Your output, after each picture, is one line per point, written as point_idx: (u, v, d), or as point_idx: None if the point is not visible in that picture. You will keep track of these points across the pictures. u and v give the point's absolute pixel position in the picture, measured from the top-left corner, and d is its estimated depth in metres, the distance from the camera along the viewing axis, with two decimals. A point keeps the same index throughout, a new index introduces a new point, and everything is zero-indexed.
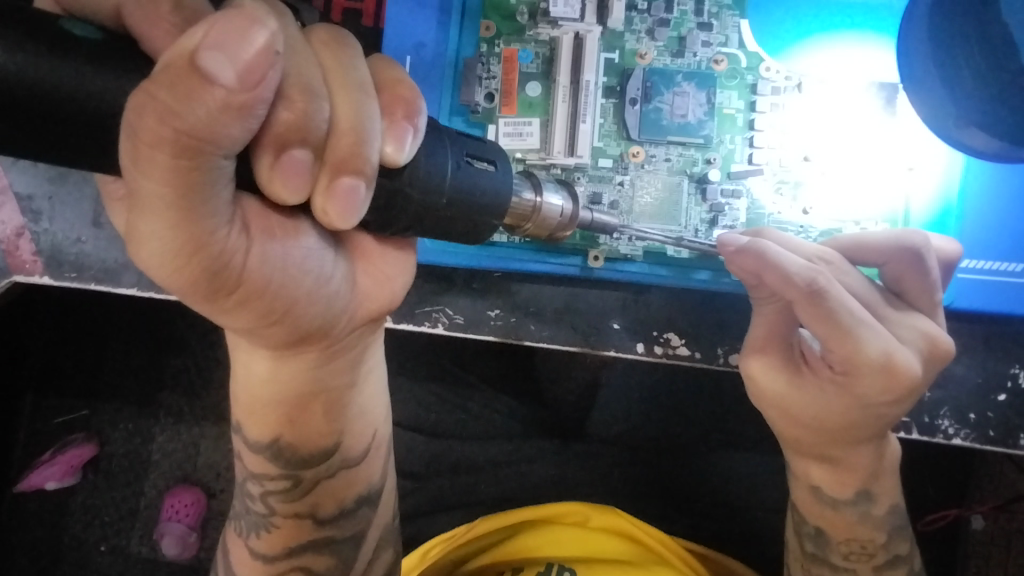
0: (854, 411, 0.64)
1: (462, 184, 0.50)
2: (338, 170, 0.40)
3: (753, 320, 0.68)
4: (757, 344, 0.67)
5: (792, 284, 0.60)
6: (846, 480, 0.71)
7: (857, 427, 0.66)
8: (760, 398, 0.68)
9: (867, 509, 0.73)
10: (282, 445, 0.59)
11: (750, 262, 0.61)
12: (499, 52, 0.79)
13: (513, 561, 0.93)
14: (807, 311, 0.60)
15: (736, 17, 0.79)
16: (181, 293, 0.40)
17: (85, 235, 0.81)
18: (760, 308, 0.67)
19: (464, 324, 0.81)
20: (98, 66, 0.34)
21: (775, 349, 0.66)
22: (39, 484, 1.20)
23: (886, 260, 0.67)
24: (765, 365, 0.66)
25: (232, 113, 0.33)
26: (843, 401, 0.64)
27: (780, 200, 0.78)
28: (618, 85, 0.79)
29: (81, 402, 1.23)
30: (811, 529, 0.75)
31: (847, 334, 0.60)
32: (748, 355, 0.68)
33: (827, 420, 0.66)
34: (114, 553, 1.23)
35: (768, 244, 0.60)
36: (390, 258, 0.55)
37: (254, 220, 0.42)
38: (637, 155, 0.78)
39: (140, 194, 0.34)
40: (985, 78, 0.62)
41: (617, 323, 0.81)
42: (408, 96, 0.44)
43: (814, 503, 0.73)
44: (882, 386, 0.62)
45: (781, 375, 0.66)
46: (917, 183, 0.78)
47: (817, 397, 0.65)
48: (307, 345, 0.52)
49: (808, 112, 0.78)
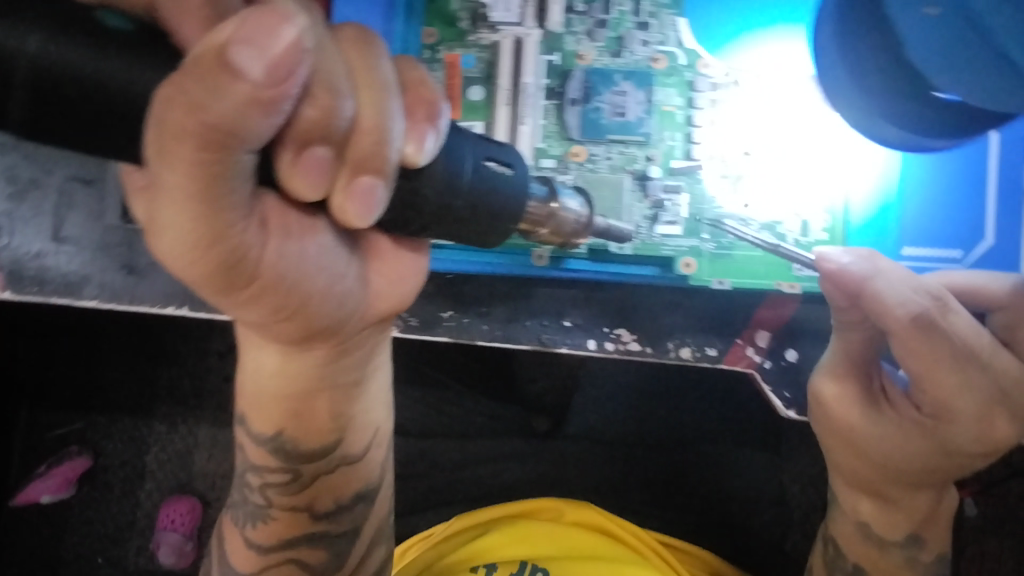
0: (936, 454, 0.65)
1: (480, 187, 0.50)
2: (359, 169, 0.41)
3: (833, 343, 0.68)
4: (838, 369, 0.68)
5: (896, 315, 0.59)
6: (899, 523, 0.72)
7: (930, 471, 0.67)
8: (825, 418, 0.70)
9: (915, 554, 0.74)
10: (284, 439, 0.59)
11: (853, 283, 0.61)
12: (441, 58, 0.82)
13: (484, 560, 0.92)
14: (909, 342, 0.59)
15: (674, 16, 0.81)
16: (195, 285, 0.40)
17: (46, 249, 0.79)
18: (840, 334, 0.67)
19: (419, 326, 0.80)
20: (123, 54, 0.33)
21: (854, 377, 0.67)
22: (35, 497, 1.20)
23: (1000, 306, 0.64)
24: (842, 392, 0.68)
25: (258, 107, 0.33)
26: (922, 442, 0.65)
27: (721, 194, 0.80)
28: (559, 87, 0.81)
29: (76, 414, 1.23)
30: (850, 565, 0.76)
31: (946, 378, 0.60)
32: (824, 377, 0.69)
33: (897, 456, 0.67)
34: (111, 564, 1.23)
35: (886, 271, 0.60)
36: (406, 261, 0.55)
37: (273, 217, 0.41)
38: (579, 155, 0.80)
39: (163, 185, 0.34)
40: (887, 72, 0.61)
41: (569, 318, 0.80)
42: (430, 97, 0.44)
43: (857, 539, 0.75)
44: (973, 437, 0.62)
45: (857, 405, 0.67)
46: (854, 176, 0.79)
47: (892, 433, 0.66)
48: (315, 342, 0.52)
49: (744, 112, 0.80)
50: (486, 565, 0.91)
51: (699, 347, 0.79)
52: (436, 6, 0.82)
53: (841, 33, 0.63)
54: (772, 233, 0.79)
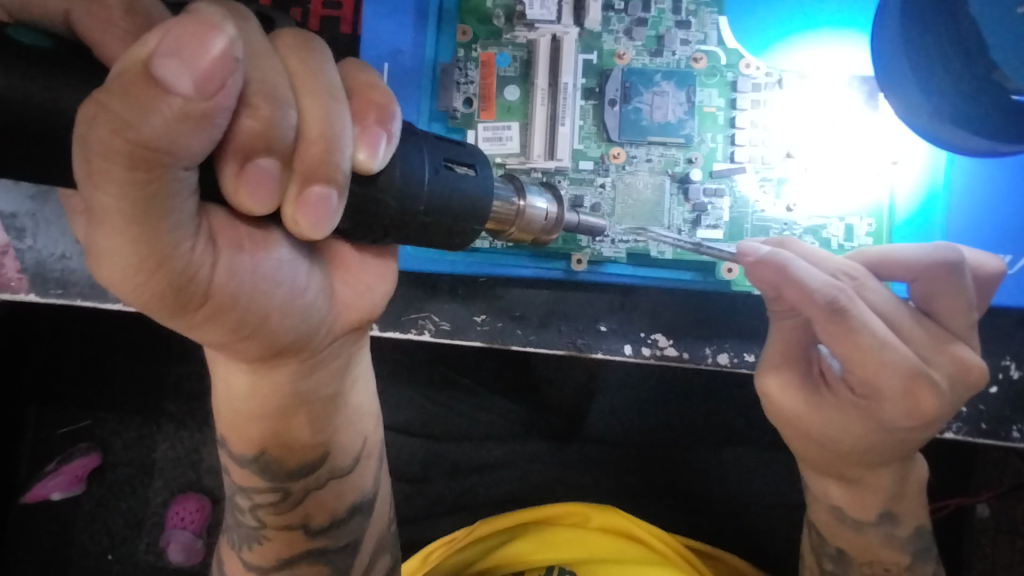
0: (874, 434, 0.64)
1: (441, 190, 0.48)
2: (308, 179, 0.39)
3: (771, 334, 0.68)
4: (775, 360, 0.67)
5: (812, 301, 0.58)
6: (870, 503, 0.70)
7: (877, 450, 0.65)
8: (775, 413, 0.68)
9: (892, 531, 0.72)
10: (268, 458, 0.58)
11: (770, 274, 0.60)
12: (476, 57, 0.77)
13: (513, 565, 0.91)
14: (828, 328, 0.59)
15: (715, 14, 0.76)
16: (146, 309, 0.38)
17: (71, 252, 0.77)
18: (777, 322, 0.67)
19: (451, 330, 0.77)
20: (61, 79, 0.33)
21: (794, 366, 0.66)
22: (45, 494, 1.18)
23: (916, 276, 0.64)
24: (782, 382, 0.66)
25: (190, 123, 0.32)
26: (864, 423, 0.63)
27: (765, 197, 0.75)
28: (597, 87, 0.76)
29: (85, 413, 1.20)
30: (833, 550, 0.74)
31: (869, 356, 0.59)
32: (766, 370, 0.67)
33: (844, 441, 0.65)
34: (123, 562, 1.20)
35: (790, 258, 0.59)
36: (370, 267, 0.55)
37: (221, 233, 0.40)
38: (618, 157, 0.76)
39: (96, 209, 0.33)
40: (962, 75, 0.56)
41: (604, 323, 0.76)
42: (381, 101, 0.43)
43: (836, 523, 0.73)
44: (905, 412, 0.61)
45: (798, 392, 0.65)
46: (901, 175, 0.75)
47: (837, 418, 0.64)
48: (285, 358, 0.51)
49: (792, 108, 0.75)
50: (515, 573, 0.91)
51: (739, 352, 0.75)
52: (470, 3, 0.77)
53: (909, 29, 0.59)
54: (817, 235, 0.75)
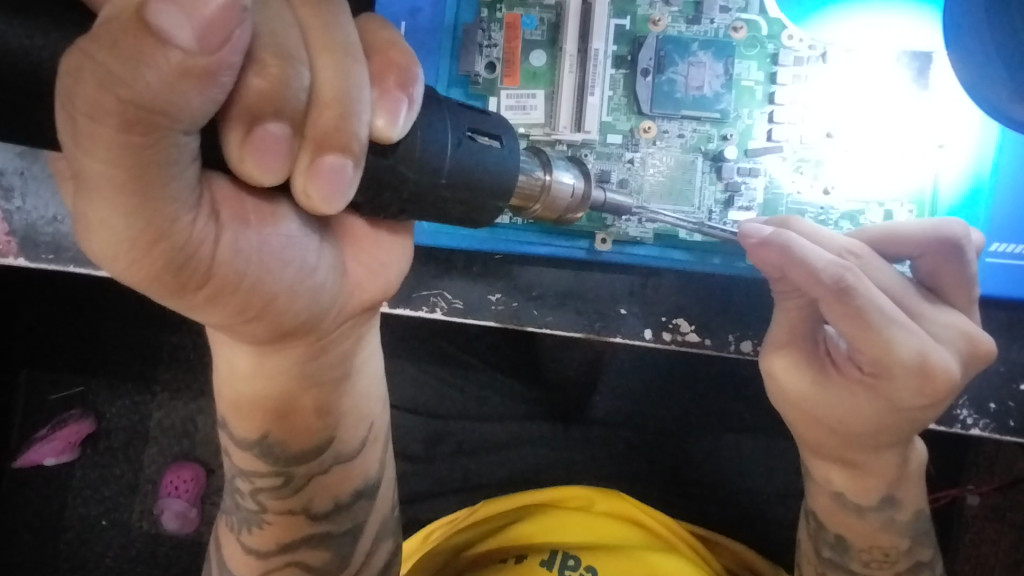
0: (884, 415, 0.61)
1: (463, 163, 0.45)
2: (321, 147, 0.35)
3: (776, 316, 0.65)
4: (781, 340, 0.64)
5: (818, 280, 0.56)
6: (871, 486, 0.68)
7: (885, 432, 0.63)
8: (780, 397, 0.65)
9: (893, 515, 0.70)
10: (271, 442, 0.55)
11: (774, 256, 0.58)
12: (500, 18, 0.72)
13: (516, 548, 0.89)
14: (833, 307, 0.57)
15: None
16: (142, 289, 0.35)
17: (63, 214, 0.72)
18: (781, 304, 0.65)
19: (463, 309, 0.74)
20: (52, 27, 0.29)
21: (799, 345, 0.63)
22: (38, 459, 1.16)
23: (921, 252, 0.63)
24: (787, 361, 0.63)
25: (191, 81, 0.28)
26: (873, 403, 0.61)
27: (800, 179, 0.71)
28: (629, 55, 0.72)
29: (78, 377, 1.17)
30: (831, 537, 0.72)
31: (876, 334, 0.57)
32: (771, 351, 0.65)
33: (853, 425, 0.62)
34: (116, 528, 1.18)
35: (794, 237, 0.57)
36: (384, 244, 0.51)
37: (224, 205, 0.37)
38: (649, 131, 0.71)
39: (84, 174, 0.30)
40: None
41: (625, 307, 0.73)
42: (401, 62, 0.39)
43: (836, 510, 0.70)
44: (915, 389, 0.59)
45: (805, 374, 0.63)
46: (947, 161, 0.71)
47: (843, 400, 0.61)
48: (292, 340, 0.48)
49: (833, 85, 0.71)
50: (515, 556, 0.87)
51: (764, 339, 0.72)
52: None
53: None
54: (854, 221, 0.71)
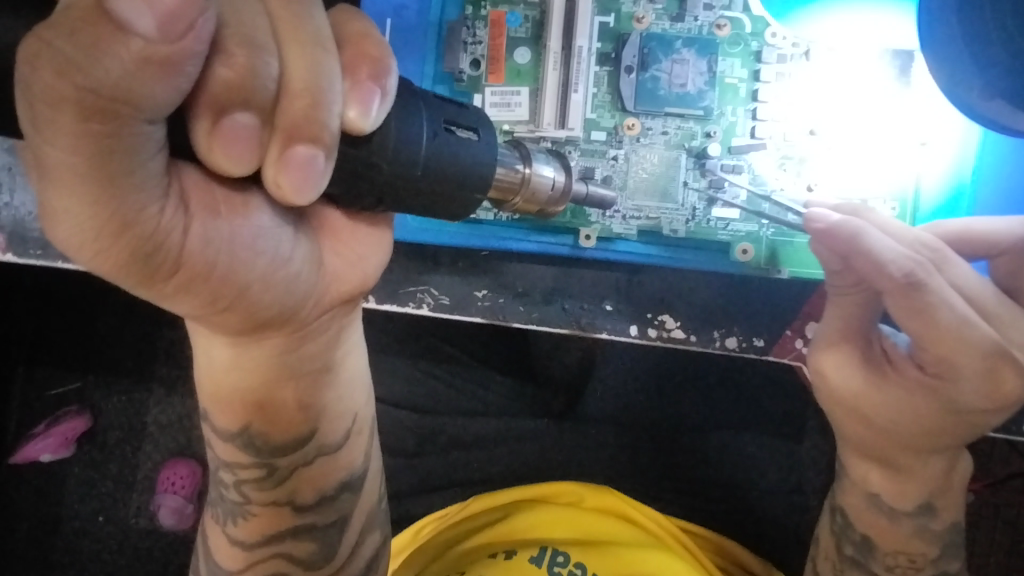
0: (943, 415, 0.62)
1: (438, 155, 0.45)
2: (292, 137, 0.35)
3: (833, 308, 0.66)
4: (834, 336, 0.66)
5: (887, 273, 0.57)
6: (911, 491, 0.68)
7: (940, 432, 0.63)
8: (834, 390, 0.66)
9: (926, 522, 0.70)
10: (251, 433, 0.56)
11: (844, 245, 0.58)
12: (485, 15, 0.72)
13: (504, 544, 0.90)
14: (898, 302, 0.58)
15: None
16: (111, 277, 0.35)
17: None
18: (839, 297, 0.65)
19: (451, 305, 0.74)
20: (21, 17, 0.30)
21: (853, 342, 0.65)
22: (34, 456, 1.16)
23: (1000, 251, 0.64)
24: (840, 357, 0.65)
25: (153, 70, 0.28)
26: (931, 402, 0.61)
27: (783, 176, 0.72)
28: (614, 52, 0.72)
29: (71, 374, 1.18)
30: (858, 536, 0.71)
31: (943, 332, 0.57)
32: (822, 348, 0.66)
33: (908, 422, 0.63)
34: (112, 524, 1.18)
35: (868, 228, 0.57)
36: (362, 236, 0.52)
37: (193, 195, 0.37)
38: (632, 128, 0.72)
39: (46, 163, 0.30)
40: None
41: (610, 303, 0.74)
42: (374, 54, 0.39)
43: (869, 511, 0.70)
44: (979, 393, 0.59)
45: (859, 369, 0.64)
46: (929, 159, 0.71)
47: (899, 395, 0.62)
48: (270, 330, 0.49)
49: (814, 83, 0.71)
50: (504, 551, 0.89)
51: (749, 336, 0.73)
52: None
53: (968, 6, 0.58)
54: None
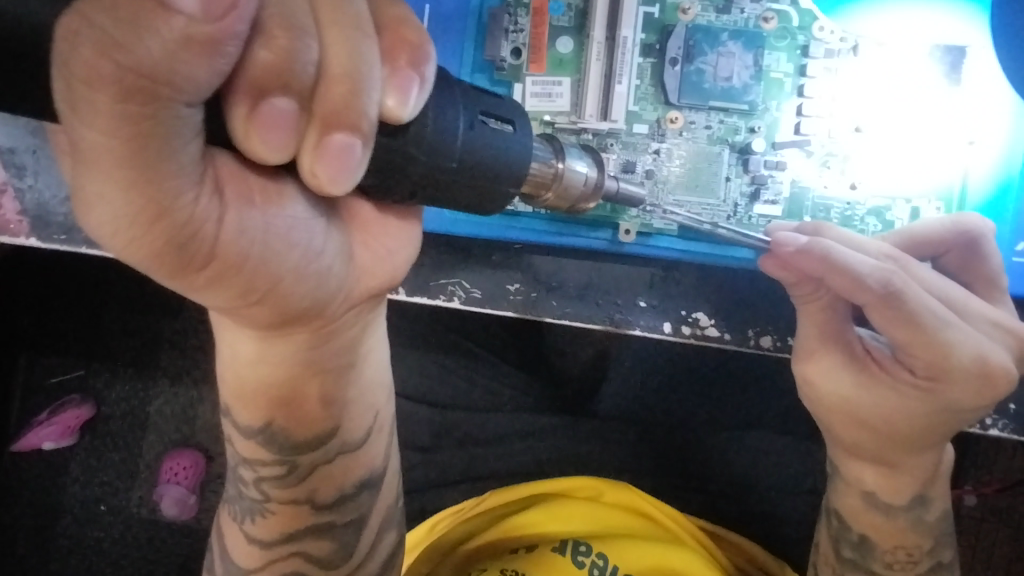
0: (934, 419, 0.60)
1: (475, 147, 0.43)
2: (329, 125, 0.33)
3: (800, 320, 0.63)
4: (811, 346, 0.62)
5: (866, 287, 0.55)
6: (903, 486, 0.65)
7: (933, 433, 0.61)
8: (817, 402, 0.63)
9: (921, 515, 0.67)
10: (275, 430, 0.54)
11: (812, 264, 0.56)
12: (526, 2, 0.69)
13: (524, 538, 0.88)
14: (881, 313, 0.56)
15: None
16: (143, 269, 0.34)
17: None
18: (802, 308, 0.62)
19: (482, 299, 0.72)
20: None
21: (833, 349, 0.62)
22: (37, 443, 1.16)
23: (947, 249, 0.64)
24: (824, 367, 0.62)
25: (194, 50, 0.26)
26: (923, 408, 0.59)
27: (827, 174, 0.69)
28: (658, 43, 0.69)
29: (78, 361, 1.17)
30: (854, 536, 0.69)
31: (928, 338, 0.56)
32: (803, 358, 0.63)
33: (899, 428, 0.61)
34: (113, 513, 1.18)
35: (832, 246, 0.56)
36: (392, 229, 0.49)
37: (228, 183, 0.35)
38: (675, 122, 0.69)
39: (82, 147, 0.28)
40: None
41: (643, 300, 0.71)
42: (413, 39, 0.37)
43: (863, 509, 0.68)
44: (969, 392, 0.57)
45: (846, 375, 0.61)
46: (977, 159, 0.68)
47: (890, 403, 0.60)
48: (297, 326, 0.47)
49: (863, 79, 0.68)
50: (525, 546, 0.88)
51: (784, 335, 0.71)
52: None
53: None
54: (880, 216, 0.69)
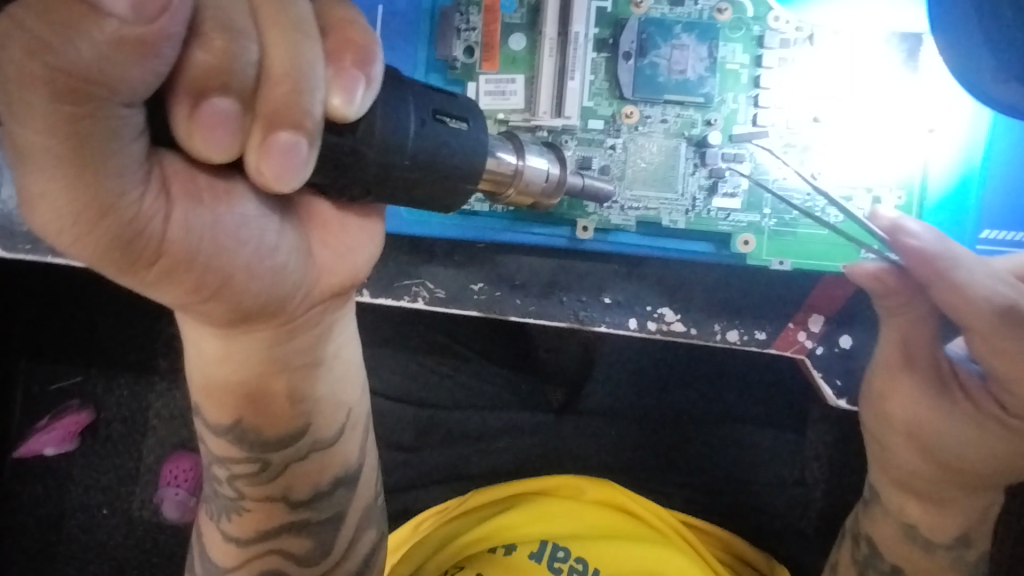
0: (1012, 456, 0.61)
1: (428, 145, 0.44)
2: (273, 124, 0.33)
3: (884, 334, 0.65)
4: (895, 361, 0.64)
5: (982, 307, 0.55)
6: (947, 524, 0.66)
7: (1004, 471, 0.62)
8: (888, 419, 0.65)
9: (963, 554, 0.67)
10: (244, 428, 0.55)
11: (930, 271, 0.56)
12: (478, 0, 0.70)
13: (504, 540, 0.89)
14: (993, 338, 0.56)
15: None
16: (93, 264, 0.34)
17: None
18: (889, 321, 0.64)
19: (447, 299, 0.72)
20: None
21: (920, 368, 0.63)
22: (38, 449, 1.16)
23: None
24: (906, 387, 0.63)
25: (127, 51, 0.27)
26: (1004, 442, 0.60)
27: (787, 165, 0.70)
28: (611, 37, 0.70)
29: (78, 364, 1.17)
30: (887, 566, 0.68)
31: None
32: (888, 374, 0.64)
33: (973, 461, 0.62)
34: (117, 517, 1.18)
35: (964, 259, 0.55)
36: (352, 228, 0.50)
37: (175, 180, 0.36)
38: (631, 116, 0.70)
39: (24, 146, 0.29)
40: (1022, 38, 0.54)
41: (609, 296, 0.72)
42: (358, 41, 0.37)
43: (901, 541, 0.68)
44: None
45: (926, 400, 0.62)
46: (937, 146, 0.70)
47: (971, 433, 0.61)
48: (258, 322, 0.47)
49: (817, 71, 0.70)
50: (504, 546, 0.88)
51: (748, 328, 0.72)
52: None
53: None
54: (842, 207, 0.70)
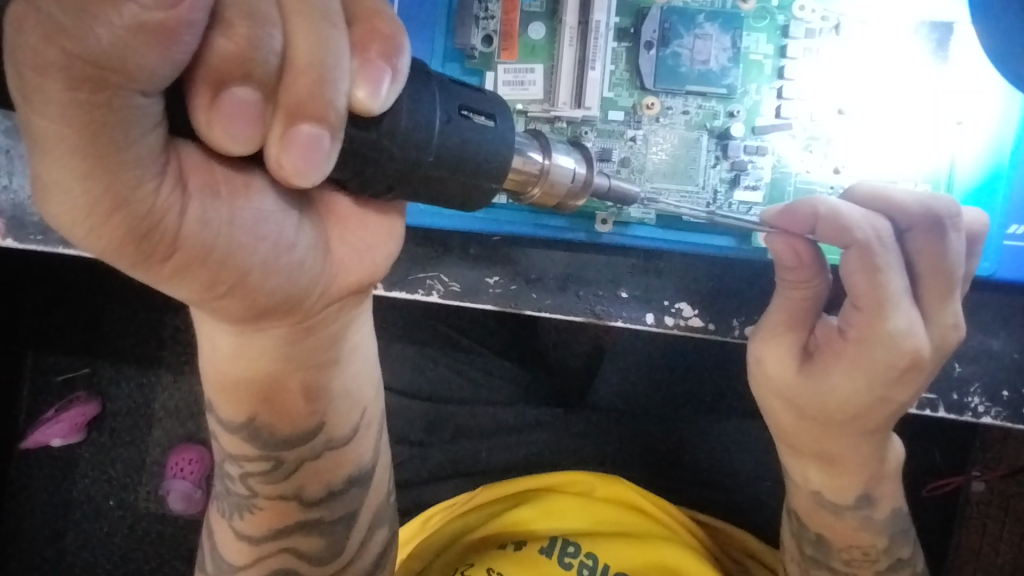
0: (869, 395, 0.60)
1: (452, 141, 0.42)
2: (295, 116, 0.32)
3: (773, 302, 0.62)
4: (777, 327, 0.62)
5: (852, 237, 0.55)
6: (847, 484, 0.66)
7: (865, 413, 0.61)
8: (762, 382, 0.64)
9: (870, 514, 0.68)
10: (258, 425, 0.54)
11: (802, 218, 0.57)
12: None
13: (513, 534, 0.87)
14: (857, 272, 0.56)
15: None
16: (105, 257, 0.33)
17: None
18: (784, 291, 0.61)
19: (461, 292, 0.71)
20: None
21: (789, 334, 0.61)
22: (45, 441, 1.15)
23: (911, 225, 0.57)
24: (778, 349, 0.62)
25: (147, 37, 0.26)
26: (858, 382, 0.59)
27: (809, 158, 0.69)
28: (632, 27, 0.69)
29: (81, 359, 1.17)
30: (812, 535, 0.70)
31: (876, 300, 0.56)
32: (761, 338, 0.63)
33: (837, 409, 0.61)
34: (122, 508, 1.18)
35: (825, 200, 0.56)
36: (371, 225, 0.49)
37: (193, 173, 0.35)
38: (652, 107, 0.69)
39: (36, 134, 0.28)
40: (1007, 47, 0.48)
41: (625, 290, 0.71)
42: (385, 31, 0.36)
43: (817, 511, 0.69)
44: (896, 360, 0.58)
45: (792, 360, 0.61)
46: (965, 139, 0.68)
47: (834, 382, 0.60)
48: (274, 319, 0.46)
49: (846, 60, 0.68)
50: (515, 542, 0.86)
51: None
52: None
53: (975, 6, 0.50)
54: None
